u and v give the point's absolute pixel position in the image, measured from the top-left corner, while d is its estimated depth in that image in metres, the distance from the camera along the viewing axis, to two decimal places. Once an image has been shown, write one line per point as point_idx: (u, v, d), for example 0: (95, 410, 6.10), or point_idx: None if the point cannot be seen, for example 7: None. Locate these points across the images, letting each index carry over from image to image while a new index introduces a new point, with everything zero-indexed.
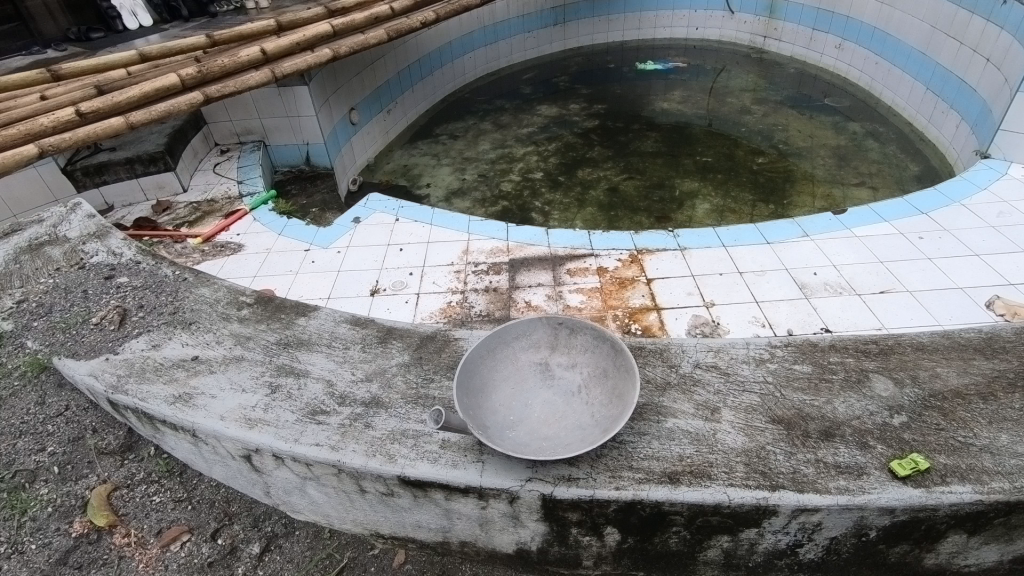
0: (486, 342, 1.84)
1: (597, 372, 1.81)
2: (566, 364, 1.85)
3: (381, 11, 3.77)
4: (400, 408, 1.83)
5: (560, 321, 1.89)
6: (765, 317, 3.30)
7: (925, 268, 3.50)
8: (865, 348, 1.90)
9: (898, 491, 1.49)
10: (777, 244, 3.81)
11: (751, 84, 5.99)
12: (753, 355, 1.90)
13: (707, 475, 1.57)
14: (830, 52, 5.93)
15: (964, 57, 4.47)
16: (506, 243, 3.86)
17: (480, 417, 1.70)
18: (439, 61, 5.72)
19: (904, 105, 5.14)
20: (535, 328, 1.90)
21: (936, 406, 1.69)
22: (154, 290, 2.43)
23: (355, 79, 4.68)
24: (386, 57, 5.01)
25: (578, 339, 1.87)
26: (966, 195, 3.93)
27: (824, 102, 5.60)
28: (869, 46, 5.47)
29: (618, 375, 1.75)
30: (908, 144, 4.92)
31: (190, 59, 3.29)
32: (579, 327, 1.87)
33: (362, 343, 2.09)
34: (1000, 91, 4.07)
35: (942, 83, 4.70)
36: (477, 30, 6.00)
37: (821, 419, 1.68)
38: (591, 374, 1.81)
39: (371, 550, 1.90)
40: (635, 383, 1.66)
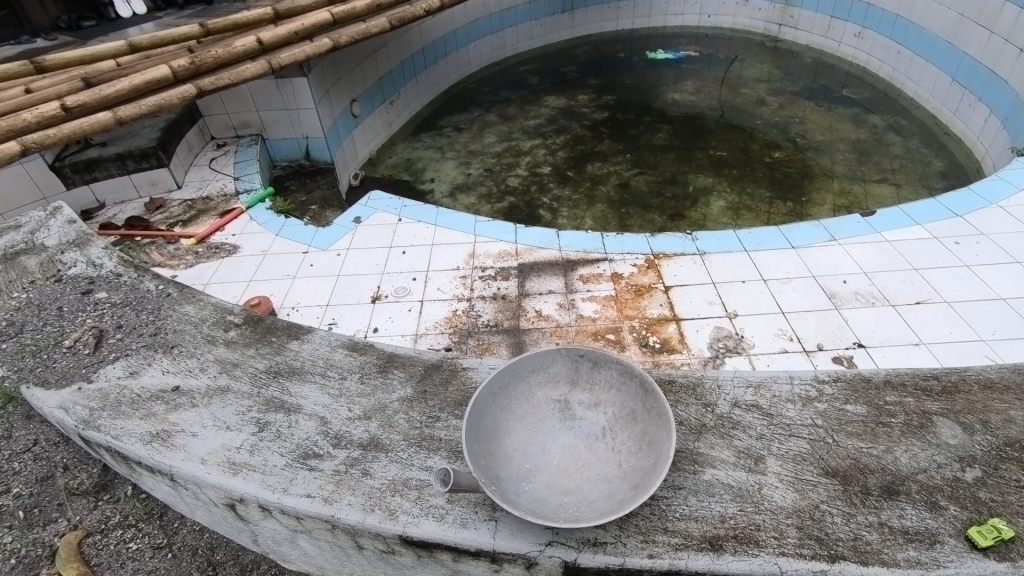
0: (497, 378, 1.63)
1: (624, 414, 1.60)
2: (589, 403, 1.65)
3: None
4: (402, 452, 1.63)
5: (581, 353, 1.68)
6: (793, 330, 3.07)
7: (964, 277, 3.27)
8: (924, 386, 1.69)
9: (979, 565, 1.29)
10: (803, 248, 3.57)
11: (767, 74, 5.71)
12: (798, 392, 1.69)
13: (754, 542, 1.37)
14: (849, 40, 5.65)
15: (996, 47, 4.22)
16: (515, 246, 3.63)
17: (492, 470, 1.49)
18: (443, 51, 5.46)
19: (927, 97, 4.87)
20: (554, 360, 1.69)
21: (1013, 458, 1.48)
22: (134, 308, 2.23)
23: (357, 70, 4.44)
24: (389, 47, 4.76)
25: (602, 375, 1.66)
26: (1004, 196, 3.69)
27: (842, 93, 5.32)
28: (891, 35, 5.19)
29: (649, 419, 1.54)
30: (932, 138, 4.64)
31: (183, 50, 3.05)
32: (604, 361, 1.66)
33: (361, 373, 1.89)
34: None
35: (970, 75, 4.44)
36: (482, 18, 5.73)
37: (882, 472, 1.48)
38: (617, 415, 1.61)
39: None
40: (669, 431, 1.45)
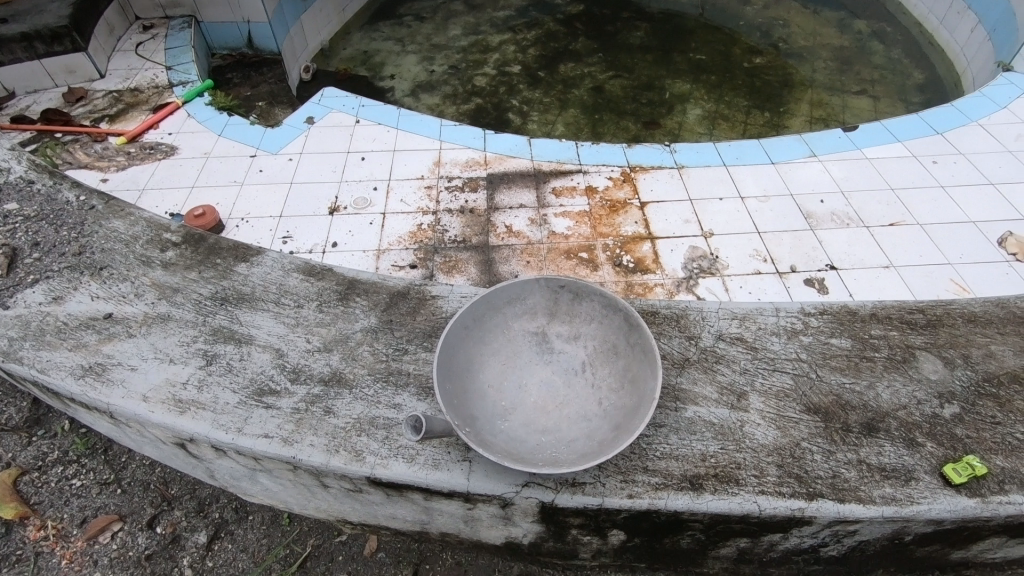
0: (470, 310, 1.50)
1: (605, 348, 1.51)
2: (568, 336, 1.54)
3: None
4: (368, 389, 1.51)
5: (561, 284, 1.55)
6: (767, 250, 3.01)
7: (938, 198, 3.23)
8: (909, 319, 1.64)
9: (951, 501, 1.30)
10: (782, 164, 3.45)
11: None
12: (784, 325, 1.63)
13: (735, 480, 1.34)
14: None
15: None
16: (483, 155, 3.38)
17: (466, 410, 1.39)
18: None
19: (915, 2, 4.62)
20: (531, 290, 1.56)
21: (991, 393, 1.48)
22: (52, 222, 1.96)
23: None
24: None
25: (583, 307, 1.54)
26: (986, 114, 3.60)
27: None
28: None
29: (633, 355, 1.45)
30: (915, 48, 4.45)
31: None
32: (585, 292, 1.54)
33: (319, 300, 1.73)
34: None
35: None
36: None
37: (863, 408, 1.46)
38: (597, 349, 1.51)
39: (338, 536, 1.69)
40: (655, 370, 1.37)
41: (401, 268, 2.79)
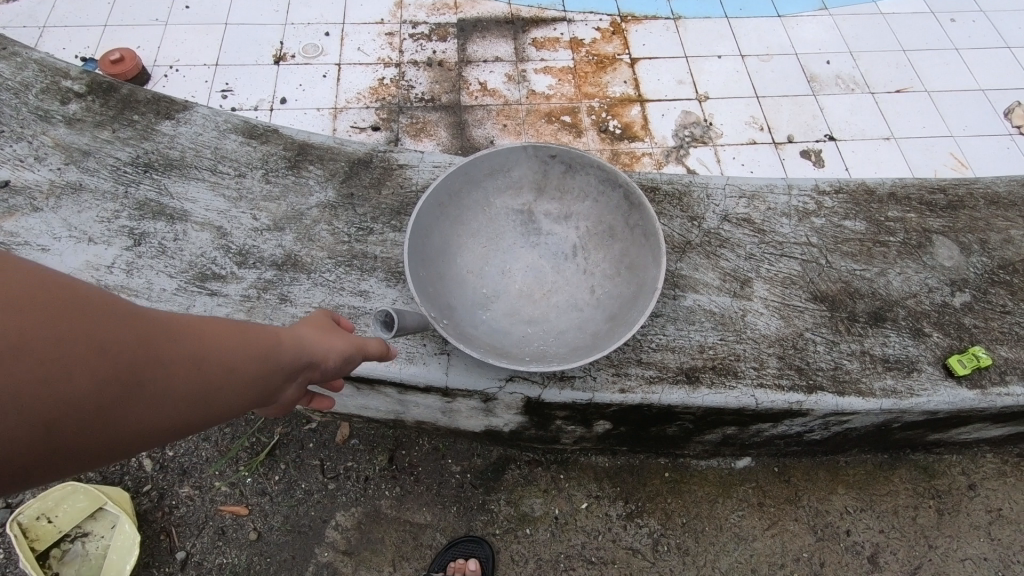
0: (447, 184, 1.28)
1: (599, 230, 1.33)
2: (558, 216, 1.36)
3: None
4: (329, 273, 1.32)
5: (552, 154, 1.33)
6: (764, 118, 2.76)
7: (950, 62, 2.97)
8: (929, 200, 1.50)
9: (951, 392, 1.25)
10: (789, 18, 3.08)
11: None
12: (795, 206, 1.47)
13: (733, 373, 1.25)
14: None
15: None
16: None
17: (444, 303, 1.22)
18: None
19: None
20: (517, 161, 1.34)
21: (1004, 281, 1.39)
22: None
23: None
24: None
25: (576, 182, 1.34)
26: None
27: None
28: None
29: (631, 238, 1.28)
30: None
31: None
32: (579, 164, 1.33)
33: (265, 169, 1.47)
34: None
35: None
36: None
37: (871, 297, 1.35)
38: (590, 231, 1.34)
39: (308, 424, 1.61)
40: (657, 256, 1.21)
41: (361, 130, 2.45)
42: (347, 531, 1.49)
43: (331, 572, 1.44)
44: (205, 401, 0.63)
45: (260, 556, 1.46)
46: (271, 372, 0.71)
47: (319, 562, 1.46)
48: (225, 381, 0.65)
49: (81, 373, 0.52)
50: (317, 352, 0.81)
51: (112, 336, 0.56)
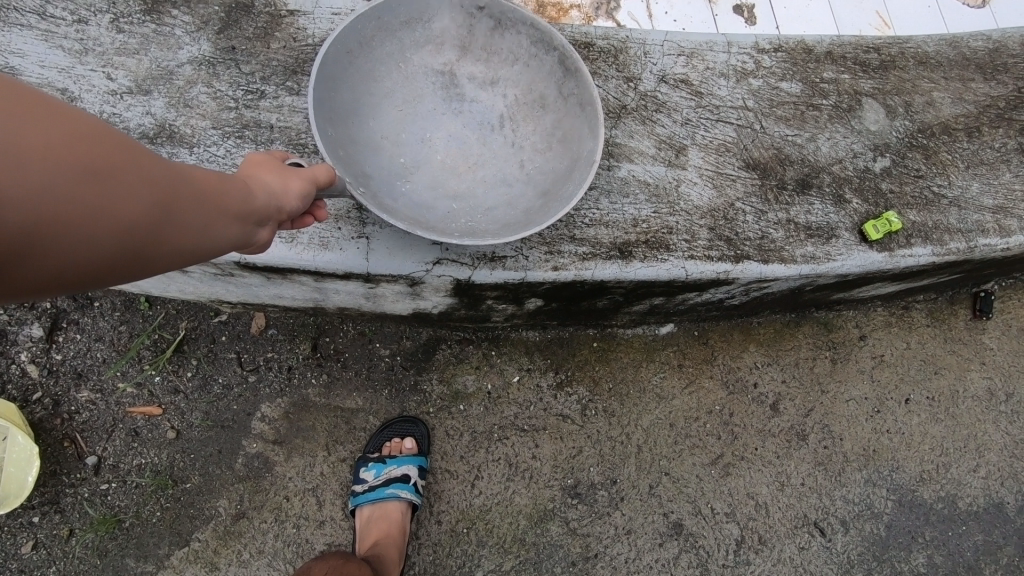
0: (355, 27, 1.08)
1: (531, 98, 1.20)
2: (483, 81, 1.21)
3: None
4: (216, 149, 1.13)
5: (478, 5, 1.16)
6: None
7: None
8: (863, 60, 1.46)
9: (862, 256, 1.31)
10: None
11: None
12: (734, 65, 1.38)
13: (665, 246, 1.23)
14: None
15: None
16: None
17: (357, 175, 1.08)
18: None
19: None
20: (436, 11, 1.16)
21: (921, 146, 1.42)
22: None
23: None
24: None
25: (506, 42, 1.18)
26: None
27: None
28: None
29: (565, 108, 1.16)
30: None
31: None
32: (509, 19, 1.16)
33: (112, 12, 1.17)
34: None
35: None
36: None
37: (801, 164, 1.34)
38: (520, 99, 1.20)
39: (217, 316, 1.48)
40: (596, 126, 1.11)
41: None
42: (274, 422, 1.44)
43: (263, 462, 1.41)
44: (208, 243, 0.66)
45: (182, 453, 1.40)
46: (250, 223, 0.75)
47: (248, 453, 1.42)
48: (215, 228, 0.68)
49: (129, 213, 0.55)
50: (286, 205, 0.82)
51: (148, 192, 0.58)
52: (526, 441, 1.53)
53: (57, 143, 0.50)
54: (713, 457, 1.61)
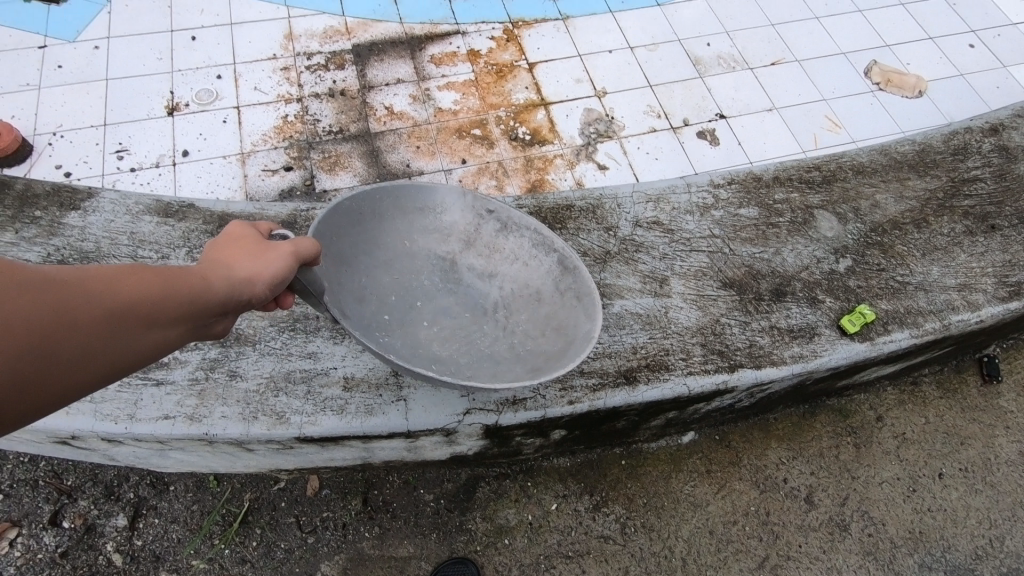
0: (373, 197, 1.36)
1: (526, 292, 1.41)
2: (482, 272, 1.44)
3: None
4: (275, 343, 1.36)
5: (489, 209, 1.46)
6: (660, 106, 2.95)
7: (813, 30, 3.33)
8: (807, 178, 1.70)
9: (847, 348, 1.44)
10: (668, 5, 3.34)
11: None
12: (695, 202, 1.63)
13: (665, 367, 1.39)
14: None
15: None
16: (343, 21, 2.93)
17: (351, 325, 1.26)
18: None
19: None
20: (450, 207, 1.45)
21: (877, 242, 1.60)
22: None
23: None
24: None
25: (508, 243, 1.45)
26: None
27: None
28: None
29: (560, 300, 1.37)
30: None
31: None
32: (515, 224, 1.45)
33: (187, 246, 1.47)
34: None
35: None
36: None
37: (772, 276, 1.53)
38: (515, 293, 1.42)
39: (277, 484, 1.63)
40: (592, 311, 1.31)
41: (273, 172, 2.44)
42: None
43: None
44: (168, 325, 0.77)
45: None
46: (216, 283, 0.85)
47: None
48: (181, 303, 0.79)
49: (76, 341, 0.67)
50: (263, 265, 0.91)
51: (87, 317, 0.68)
52: (572, 567, 1.58)
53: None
54: (759, 560, 1.63)
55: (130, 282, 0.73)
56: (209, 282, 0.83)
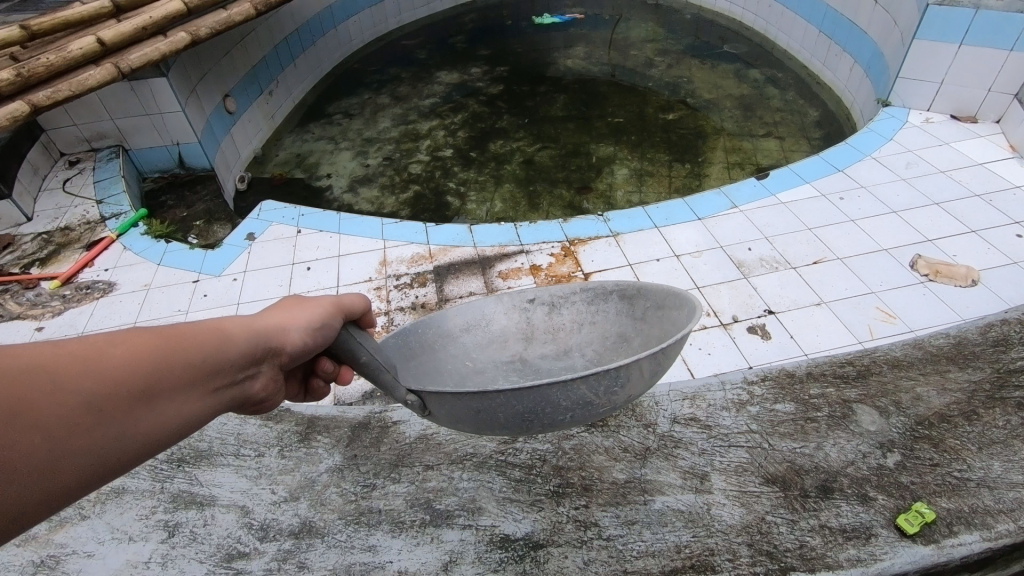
0: (415, 333, 1.60)
1: (613, 341, 1.58)
2: (561, 352, 1.63)
3: (198, 31, 3.94)
4: (340, 535, 1.51)
5: (530, 300, 1.70)
6: (709, 304, 3.17)
7: (850, 230, 3.59)
8: (842, 374, 1.78)
9: (910, 552, 1.37)
10: (707, 218, 3.78)
11: (681, 71, 6.47)
12: (731, 399, 1.73)
13: (711, 567, 1.38)
14: (791, 34, 6.43)
15: (883, 26, 5.04)
16: (427, 247, 3.55)
17: (453, 418, 1.36)
18: (280, 63, 5.82)
19: (845, 88, 5.63)
20: (493, 314, 1.70)
21: (925, 436, 1.59)
22: None
23: (205, 80, 4.65)
24: (232, 59, 5.03)
25: (565, 315, 1.68)
26: (848, 162, 4.17)
27: (719, 86, 6.16)
28: (831, 32, 5.83)
29: (645, 328, 1.53)
30: (810, 126, 5.50)
31: (20, 107, 3.18)
32: (561, 301, 1.68)
33: (280, 446, 1.74)
34: (915, 53, 4.30)
35: (874, 61, 5.13)
36: (335, 7, 6.58)
37: (816, 471, 1.54)
38: (606, 348, 1.58)
39: None
40: (677, 304, 1.46)
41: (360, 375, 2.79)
42: None
43: None
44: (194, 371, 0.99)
45: None
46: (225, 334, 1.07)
47: None
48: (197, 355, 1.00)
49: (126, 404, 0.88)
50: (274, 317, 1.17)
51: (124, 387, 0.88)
52: None
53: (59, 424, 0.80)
54: None
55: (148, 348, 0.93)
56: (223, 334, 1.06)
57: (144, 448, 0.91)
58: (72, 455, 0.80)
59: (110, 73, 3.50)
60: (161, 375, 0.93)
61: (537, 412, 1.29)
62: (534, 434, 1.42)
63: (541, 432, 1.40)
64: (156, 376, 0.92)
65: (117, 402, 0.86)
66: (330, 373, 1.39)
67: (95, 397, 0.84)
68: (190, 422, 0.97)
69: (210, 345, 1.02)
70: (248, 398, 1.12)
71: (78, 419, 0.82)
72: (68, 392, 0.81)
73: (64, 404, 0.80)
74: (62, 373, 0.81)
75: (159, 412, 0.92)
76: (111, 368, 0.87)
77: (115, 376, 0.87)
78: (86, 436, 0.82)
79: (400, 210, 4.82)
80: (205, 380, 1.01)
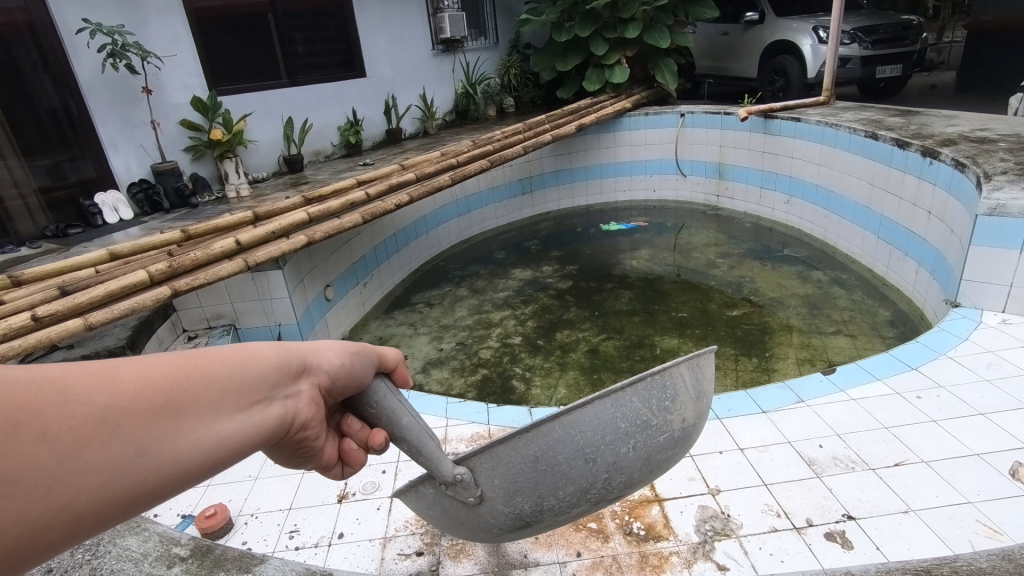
0: None
1: None
2: None
3: (314, 233, 4.77)
4: None
5: None
6: (779, 505, 2.94)
7: (933, 432, 3.36)
8: None
9: None
10: (773, 412, 3.69)
11: (743, 271, 6.81)
12: None
13: None
14: (851, 238, 6.73)
15: (942, 231, 5.19)
16: (488, 428, 3.65)
17: (508, 489, 1.46)
18: (377, 260, 6.75)
19: (913, 288, 5.66)
20: None
21: None
22: (87, 549, 2.28)
23: (312, 271, 5.48)
24: (337, 254, 5.94)
25: None
26: (922, 360, 4.04)
27: (780, 285, 6.39)
28: (890, 238, 6.06)
29: None
30: (882, 325, 5.45)
31: (164, 291, 3.88)
32: None
33: None
34: (975, 258, 4.40)
35: (938, 265, 5.19)
36: (429, 214, 7.70)
37: None
38: None
39: None
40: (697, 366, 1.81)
41: (407, 555, 2.74)
42: None
43: None
44: (221, 390, 0.97)
45: None
46: (253, 356, 1.06)
47: None
48: (225, 373, 0.99)
49: (146, 421, 0.86)
50: (307, 347, 1.19)
51: (147, 403, 0.86)
52: None
53: (72, 440, 0.77)
54: None
55: (171, 366, 0.92)
56: (253, 357, 1.06)
57: (174, 470, 0.89)
58: (89, 472, 0.78)
59: (239, 266, 4.27)
60: (186, 393, 0.92)
61: (596, 439, 1.41)
62: (598, 489, 1.48)
63: (606, 483, 1.48)
64: (179, 391, 0.91)
65: (142, 416, 0.85)
66: (359, 433, 1.38)
67: (113, 410, 0.82)
68: (223, 441, 0.95)
69: (235, 366, 1.01)
70: (291, 420, 1.11)
71: (93, 433, 0.79)
72: (81, 405, 0.79)
73: (77, 417, 0.78)
74: (70, 384, 0.79)
75: (185, 428, 0.90)
76: (130, 381, 0.86)
77: (134, 389, 0.85)
78: (105, 450, 0.81)
79: (467, 392, 5.05)
80: (235, 399, 0.99)
